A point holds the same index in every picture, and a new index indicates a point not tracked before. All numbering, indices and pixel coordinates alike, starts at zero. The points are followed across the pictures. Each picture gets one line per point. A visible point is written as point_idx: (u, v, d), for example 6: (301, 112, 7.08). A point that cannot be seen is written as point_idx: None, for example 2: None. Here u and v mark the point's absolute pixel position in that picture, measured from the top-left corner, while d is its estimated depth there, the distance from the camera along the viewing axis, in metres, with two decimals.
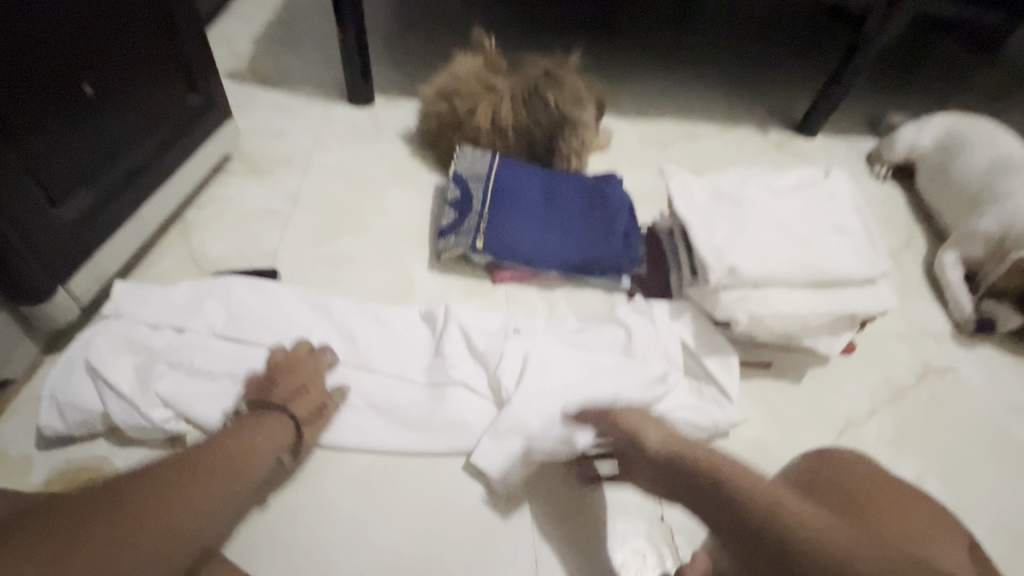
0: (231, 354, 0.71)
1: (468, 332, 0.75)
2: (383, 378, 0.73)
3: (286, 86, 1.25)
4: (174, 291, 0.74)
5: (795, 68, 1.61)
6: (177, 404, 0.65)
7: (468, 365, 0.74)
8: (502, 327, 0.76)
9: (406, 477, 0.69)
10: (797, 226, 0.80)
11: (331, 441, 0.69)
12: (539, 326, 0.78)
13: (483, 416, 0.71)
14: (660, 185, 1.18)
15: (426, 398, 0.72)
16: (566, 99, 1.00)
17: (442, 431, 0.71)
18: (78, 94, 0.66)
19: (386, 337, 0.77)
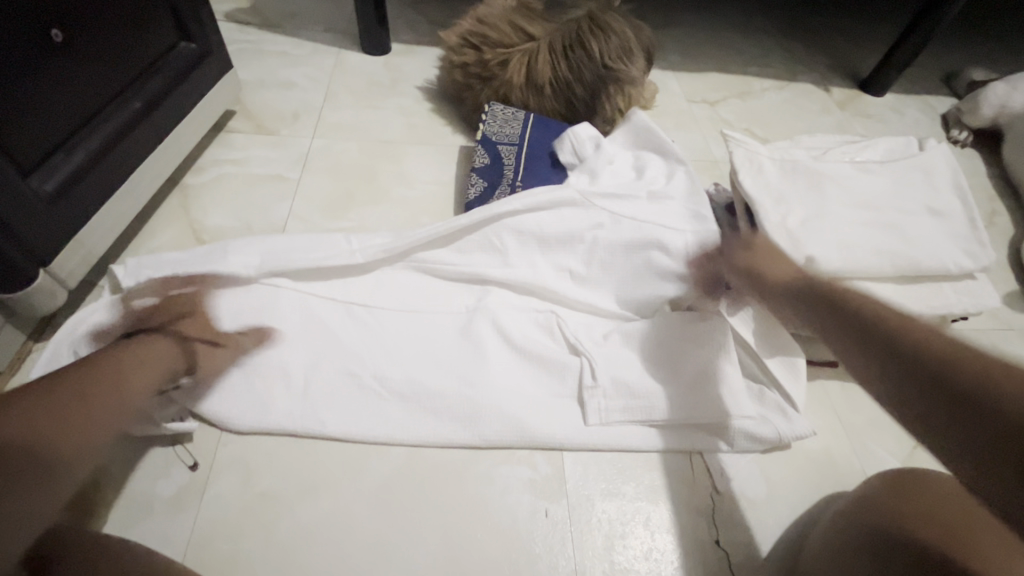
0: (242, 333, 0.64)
1: (502, 322, 0.68)
2: (408, 364, 0.64)
3: (292, 30, 1.11)
4: (189, 254, 0.67)
5: (860, 17, 1.43)
6: (183, 398, 0.59)
7: (502, 354, 0.66)
8: (543, 312, 0.70)
9: (438, 478, 0.60)
10: (885, 207, 0.69)
11: (354, 435, 0.60)
12: (580, 317, 0.70)
13: (525, 409, 0.63)
14: (711, 149, 1.05)
15: (457, 387, 0.63)
16: (612, 50, 0.87)
17: (477, 419, 0.62)
18: (46, 42, 0.55)
19: (412, 318, 0.68)
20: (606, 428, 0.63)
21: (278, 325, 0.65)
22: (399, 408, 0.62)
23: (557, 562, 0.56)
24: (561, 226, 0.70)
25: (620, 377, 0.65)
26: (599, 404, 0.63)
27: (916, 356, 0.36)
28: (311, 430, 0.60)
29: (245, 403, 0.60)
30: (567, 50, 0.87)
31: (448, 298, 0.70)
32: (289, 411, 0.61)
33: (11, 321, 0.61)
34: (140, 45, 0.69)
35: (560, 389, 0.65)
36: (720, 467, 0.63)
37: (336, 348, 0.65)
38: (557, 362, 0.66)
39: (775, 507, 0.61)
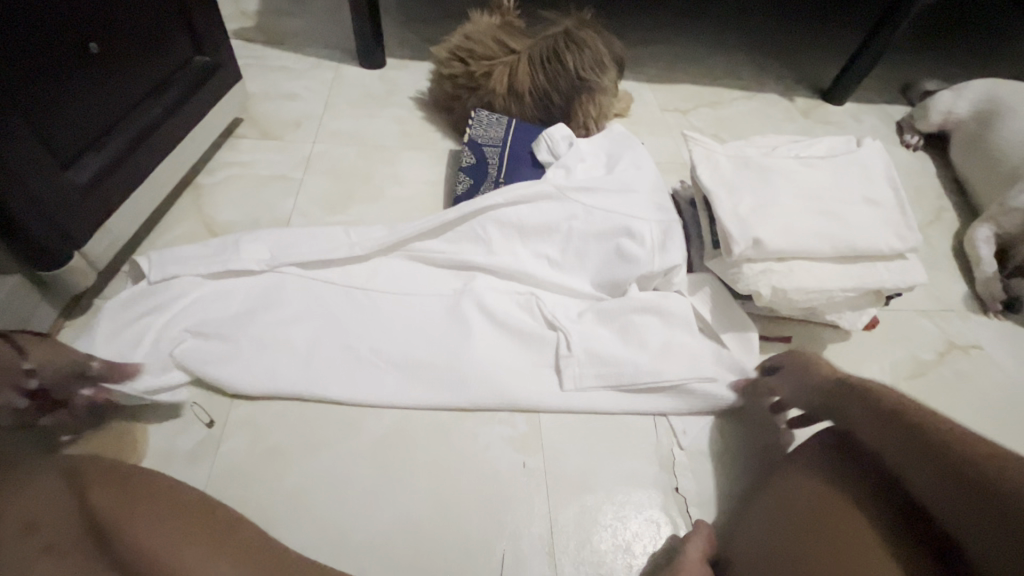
0: (248, 312, 0.70)
1: (488, 298, 0.75)
2: (402, 337, 0.71)
3: (295, 47, 1.21)
4: (203, 246, 0.74)
5: (822, 33, 1.54)
6: (198, 365, 0.66)
7: (486, 330, 0.73)
8: (523, 293, 0.76)
9: (425, 436, 0.67)
10: (826, 197, 0.77)
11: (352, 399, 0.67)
12: (559, 297, 0.77)
13: (510, 376, 0.70)
14: (681, 152, 1.14)
15: (445, 357, 0.70)
16: (586, 62, 0.96)
17: (464, 385, 0.68)
18: (83, 54, 0.64)
19: (406, 298, 0.75)
20: (581, 392, 0.70)
21: (284, 302, 0.72)
22: (394, 375, 0.69)
23: (532, 507, 0.63)
24: (541, 216, 0.77)
25: (591, 350, 0.71)
26: (573, 372, 0.70)
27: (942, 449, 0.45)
28: (315, 395, 0.67)
29: (253, 371, 0.67)
30: (544, 62, 0.97)
31: (437, 282, 0.77)
32: (292, 378, 0.67)
33: (45, 298, 0.68)
34: (159, 58, 0.78)
35: (541, 358, 0.72)
36: (681, 427, 0.70)
37: (334, 324, 0.71)
38: (536, 337, 0.72)
39: (729, 466, 0.68)
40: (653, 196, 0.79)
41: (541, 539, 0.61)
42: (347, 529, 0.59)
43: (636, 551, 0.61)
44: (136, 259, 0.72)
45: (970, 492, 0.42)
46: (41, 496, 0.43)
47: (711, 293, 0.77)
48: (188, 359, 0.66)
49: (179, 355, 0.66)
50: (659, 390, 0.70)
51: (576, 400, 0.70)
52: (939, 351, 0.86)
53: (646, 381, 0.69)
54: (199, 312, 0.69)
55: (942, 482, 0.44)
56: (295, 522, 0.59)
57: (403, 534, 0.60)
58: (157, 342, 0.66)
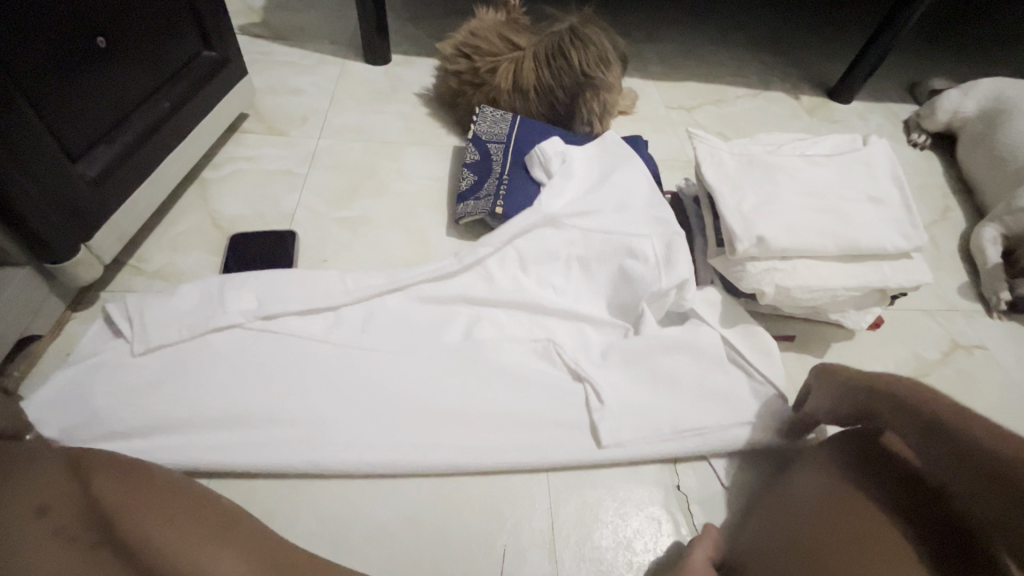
0: (242, 372, 0.65)
1: (505, 330, 0.73)
2: (415, 373, 0.67)
3: (300, 42, 1.21)
4: (180, 297, 0.69)
5: (829, 31, 1.53)
6: (200, 453, 0.59)
7: (506, 382, 0.68)
8: (539, 340, 0.72)
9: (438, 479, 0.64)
10: (830, 195, 0.77)
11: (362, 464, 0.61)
12: (572, 332, 0.74)
13: (540, 432, 0.65)
14: (686, 150, 1.14)
15: (464, 406, 0.65)
16: (591, 59, 0.96)
17: (491, 435, 0.64)
18: (92, 48, 0.64)
19: (409, 330, 0.71)
20: (620, 448, 0.65)
21: (286, 349, 0.67)
22: (399, 432, 0.63)
23: (534, 502, 0.64)
24: (542, 245, 0.79)
25: (627, 399, 0.67)
26: (610, 425, 0.65)
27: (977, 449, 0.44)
28: (330, 463, 0.61)
29: (245, 448, 0.61)
30: (549, 58, 0.96)
31: (439, 330, 0.72)
32: (287, 447, 0.61)
33: (52, 289, 0.69)
34: (168, 53, 0.78)
35: (561, 419, 0.66)
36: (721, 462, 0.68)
37: (329, 384, 0.65)
38: (561, 386, 0.68)
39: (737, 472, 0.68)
40: (650, 207, 0.80)
41: (543, 535, 0.62)
42: (348, 523, 0.60)
43: (637, 547, 0.62)
44: (112, 307, 0.67)
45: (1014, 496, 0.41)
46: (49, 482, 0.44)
47: (716, 304, 0.76)
48: (180, 442, 0.60)
49: (174, 438, 0.60)
50: (700, 439, 0.66)
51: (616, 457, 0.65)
52: (942, 351, 0.86)
53: (690, 430, 0.66)
54: (183, 388, 0.63)
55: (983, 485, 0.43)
56: (298, 527, 0.59)
57: (405, 528, 0.60)
58: (143, 430, 0.60)
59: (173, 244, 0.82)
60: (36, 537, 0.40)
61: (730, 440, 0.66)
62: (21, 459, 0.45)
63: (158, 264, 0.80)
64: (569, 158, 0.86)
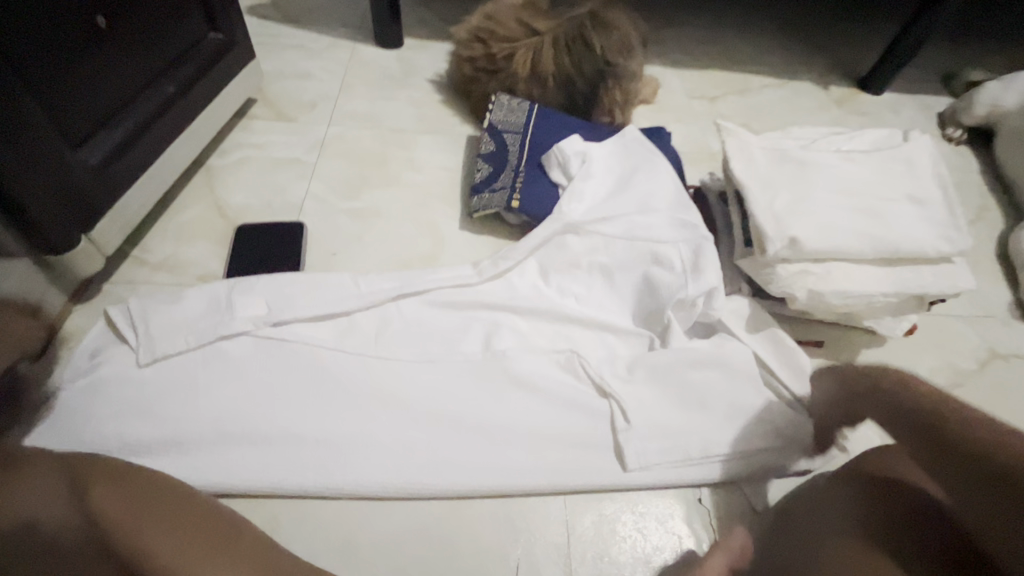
0: (253, 383, 0.62)
1: (524, 338, 0.70)
2: (428, 381, 0.65)
3: (310, 24, 1.17)
4: (187, 302, 0.66)
5: (861, 18, 1.46)
6: (214, 472, 0.58)
7: (525, 399, 0.65)
8: (562, 351, 0.69)
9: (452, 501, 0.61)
10: (867, 194, 0.72)
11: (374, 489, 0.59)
12: (596, 342, 0.71)
13: (560, 444, 0.63)
14: (709, 142, 1.09)
15: (481, 419, 0.63)
16: (613, 45, 0.91)
17: (509, 451, 0.62)
18: (92, 28, 0.61)
19: (423, 336, 0.69)
20: (646, 471, 0.62)
21: (297, 359, 0.64)
22: (416, 453, 0.61)
23: (548, 513, 0.62)
24: (563, 254, 0.76)
25: (653, 417, 0.64)
26: (636, 447, 0.63)
27: (946, 439, 0.42)
28: (342, 488, 0.59)
29: (258, 470, 0.58)
30: (569, 44, 0.92)
31: (456, 341, 0.69)
32: (301, 467, 0.59)
33: (53, 283, 0.67)
34: (172, 34, 0.75)
35: (584, 439, 0.64)
36: (754, 489, 0.65)
37: (344, 400, 0.63)
38: (586, 404, 0.65)
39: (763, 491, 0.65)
40: (675, 211, 0.77)
41: (557, 548, 0.60)
42: (361, 535, 0.58)
43: (655, 564, 0.60)
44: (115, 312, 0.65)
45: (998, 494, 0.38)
46: (40, 488, 0.43)
47: (743, 315, 0.73)
48: (191, 464, 0.58)
49: (186, 458, 0.58)
50: (730, 463, 0.64)
51: (641, 481, 0.62)
52: (978, 360, 0.82)
53: (719, 455, 0.63)
54: (191, 405, 0.60)
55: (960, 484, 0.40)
56: (307, 541, 0.58)
57: (417, 540, 0.59)
58: (156, 446, 0.58)
59: (177, 234, 0.80)
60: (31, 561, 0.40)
61: (762, 465, 0.64)
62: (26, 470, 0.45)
63: (162, 255, 0.77)
64: (589, 158, 0.81)
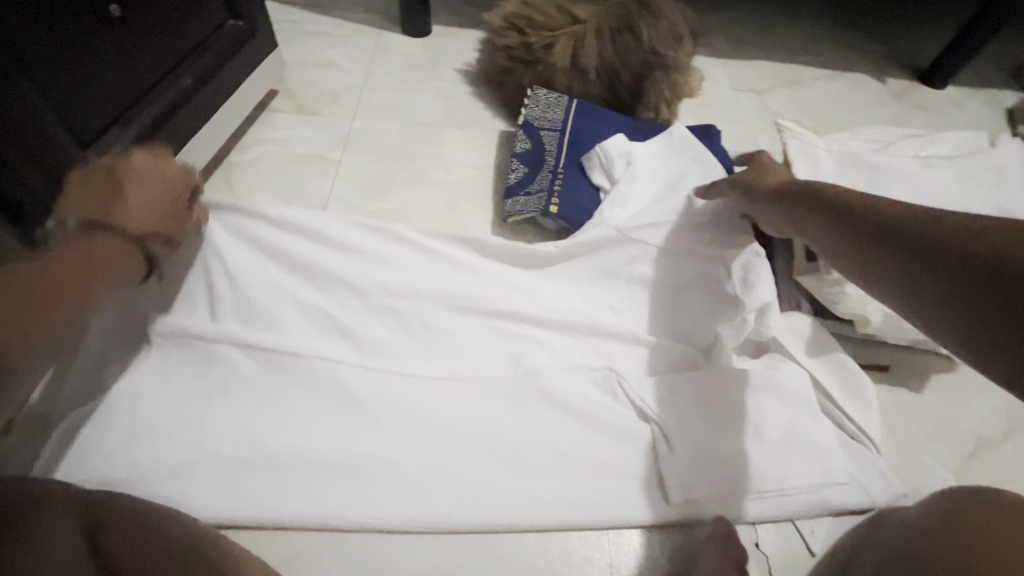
0: (269, 401, 0.58)
1: (555, 351, 0.65)
2: (455, 399, 0.61)
3: (333, 10, 1.11)
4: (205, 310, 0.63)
5: (921, 4, 1.35)
6: (228, 504, 0.54)
7: (559, 422, 0.60)
8: (600, 369, 0.63)
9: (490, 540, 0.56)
10: (951, 205, 0.65)
11: (401, 525, 0.55)
12: (635, 360, 0.66)
13: (597, 472, 0.58)
14: (758, 140, 1.01)
15: (511, 444, 0.59)
16: (661, 34, 0.84)
17: (543, 480, 0.57)
18: (106, 19, 0.56)
19: (448, 349, 0.64)
20: (692, 505, 0.57)
21: (315, 373, 0.60)
22: (444, 483, 0.56)
23: (590, 554, 0.57)
24: (598, 262, 0.70)
25: (698, 446, 0.59)
26: (682, 478, 0.57)
27: (884, 226, 0.43)
28: (365, 520, 0.55)
29: (278, 499, 0.55)
30: (613, 34, 0.85)
31: (487, 357, 0.64)
32: (323, 496, 0.55)
33: None
34: (191, 22, 0.70)
35: (625, 468, 0.59)
36: (808, 526, 0.59)
37: (368, 422, 0.58)
38: (625, 429, 0.60)
39: (823, 532, 0.59)
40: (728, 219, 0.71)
41: None
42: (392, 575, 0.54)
43: None
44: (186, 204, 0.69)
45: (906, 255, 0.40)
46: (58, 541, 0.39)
47: (805, 335, 0.65)
48: (205, 488, 0.54)
49: (199, 487, 0.54)
50: (785, 500, 0.58)
51: (687, 516, 0.57)
52: None
53: (772, 491, 0.57)
54: (210, 423, 0.57)
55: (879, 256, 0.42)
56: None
57: None
58: (168, 475, 0.54)
59: None
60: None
61: (822, 502, 0.58)
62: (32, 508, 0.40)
63: None
64: (635, 159, 0.75)
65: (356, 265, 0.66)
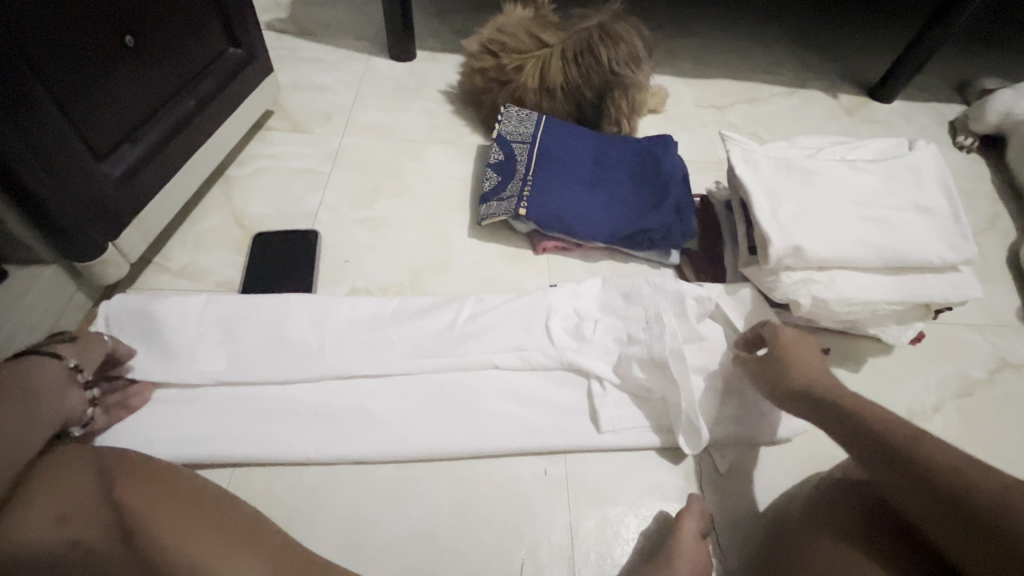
0: (252, 355, 0.66)
1: (497, 310, 0.72)
2: (412, 352, 0.68)
3: (325, 37, 1.21)
4: (190, 299, 0.70)
5: (869, 28, 1.47)
6: (215, 447, 0.61)
7: (508, 367, 0.68)
8: (540, 317, 0.72)
9: (460, 487, 0.63)
10: (871, 202, 0.73)
11: (366, 456, 0.62)
12: (568, 310, 0.73)
13: (545, 412, 0.66)
14: (716, 151, 1.10)
15: (466, 390, 0.67)
16: (621, 56, 0.93)
17: (497, 421, 0.65)
18: (121, 47, 0.65)
19: (406, 310, 0.71)
20: (618, 434, 0.66)
21: (291, 329, 0.68)
22: (410, 425, 0.64)
23: (554, 515, 0.62)
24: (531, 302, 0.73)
25: (626, 386, 0.67)
26: (610, 412, 0.66)
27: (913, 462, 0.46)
28: (343, 456, 0.62)
29: (259, 441, 0.62)
30: (577, 56, 0.94)
31: (434, 318, 0.71)
32: (302, 437, 0.63)
33: (80, 288, 0.70)
34: (195, 49, 0.78)
35: (565, 406, 0.67)
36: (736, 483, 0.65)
37: (339, 377, 0.66)
38: (567, 376, 0.69)
39: (764, 492, 0.65)
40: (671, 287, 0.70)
41: (562, 550, 0.60)
42: (363, 520, 0.60)
43: None
44: (123, 305, 0.68)
45: (967, 526, 0.41)
46: (79, 488, 0.45)
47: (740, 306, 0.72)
48: (206, 433, 0.62)
49: (192, 437, 0.61)
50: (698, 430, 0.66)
51: (614, 443, 0.66)
52: (988, 369, 0.81)
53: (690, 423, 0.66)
54: (199, 385, 0.64)
55: (936, 512, 0.43)
56: (311, 522, 0.60)
57: (422, 532, 0.60)
58: (167, 431, 0.61)
59: (196, 243, 0.83)
60: (56, 550, 0.41)
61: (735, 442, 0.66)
62: (62, 461, 0.47)
63: (181, 262, 0.80)
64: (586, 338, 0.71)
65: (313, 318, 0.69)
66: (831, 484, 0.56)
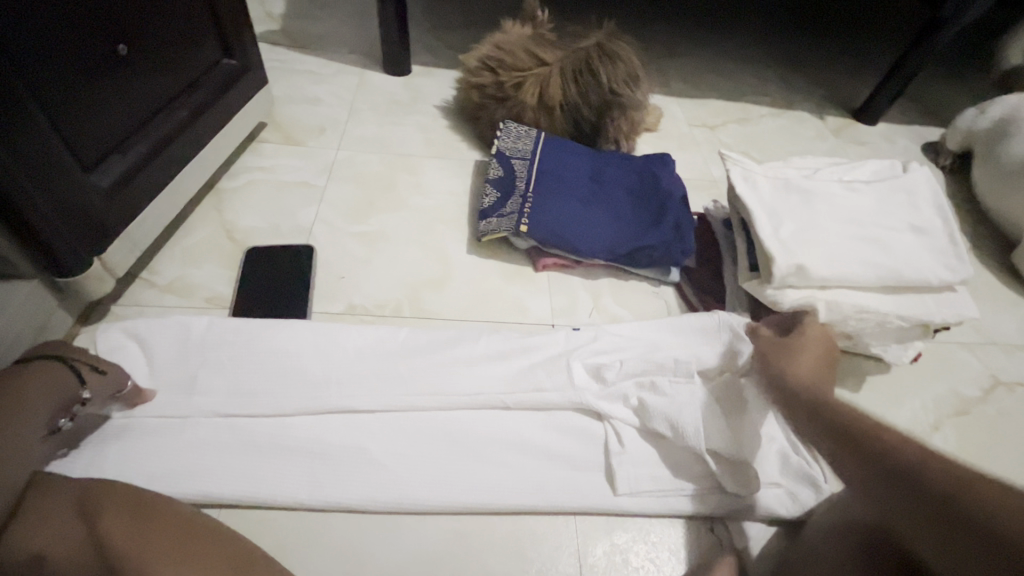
0: (254, 388, 0.64)
1: (509, 347, 0.70)
2: (419, 386, 0.66)
3: (320, 50, 1.20)
4: (190, 322, 0.67)
5: (852, 52, 1.52)
6: (204, 493, 0.57)
7: (521, 414, 0.66)
8: (556, 358, 0.70)
9: (461, 526, 0.60)
10: (870, 223, 0.74)
11: (359, 501, 0.59)
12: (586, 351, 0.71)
13: (555, 462, 0.64)
14: (710, 169, 1.11)
15: (473, 421, 0.65)
16: (619, 76, 0.94)
17: (503, 471, 0.62)
18: (112, 54, 0.63)
19: (414, 342, 0.70)
20: (635, 497, 0.62)
21: (297, 360, 0.66)
22: (415, 475, 0.61)
23: (561, 543, 0.60)
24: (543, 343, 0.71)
25: (644, 444, 0.65)
26: (628, 472, 0.63)
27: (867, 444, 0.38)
28: (338, 500, 0.59)
29: (255, 479, 0.59)
30: (576, 74, 0.94)
31: (445, 352, 0.69)
32: (298, 480, 0.59)
33: (62, 304, 0.67)
34: (187, 60, 0.76)
35: (578, 460, 0.64)
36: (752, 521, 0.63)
37: (339, 413, 0.64)
38: (581, 427, 0.66)
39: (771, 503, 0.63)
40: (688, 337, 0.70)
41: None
42: (358, 553, 0.57)
43: None
44: (115, 332, 0.65)
45: (923, 509, 0.33)
46: (58, 530, 0.44)
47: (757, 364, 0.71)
48: (202, 466, 0.58)
49: (185, 467, 0.58)
50: (718, 496, 0.63)
51: (629, 508, 0.62)
52: (982, 388, 0.82)
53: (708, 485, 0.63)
54: (193, 417, 0.61)
55: (893, 502, 0.35)
56: (302, 557, 0.56)
57: (420, 567, 0.57)
58: (152, 468, 0.57)
59: (184, 256, 0.80)
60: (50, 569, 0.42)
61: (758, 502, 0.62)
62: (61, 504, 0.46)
63: (169, 277, 0.77)
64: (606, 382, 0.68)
65: (319, 347, 0.67)
66: (847, 502, 0.54)
